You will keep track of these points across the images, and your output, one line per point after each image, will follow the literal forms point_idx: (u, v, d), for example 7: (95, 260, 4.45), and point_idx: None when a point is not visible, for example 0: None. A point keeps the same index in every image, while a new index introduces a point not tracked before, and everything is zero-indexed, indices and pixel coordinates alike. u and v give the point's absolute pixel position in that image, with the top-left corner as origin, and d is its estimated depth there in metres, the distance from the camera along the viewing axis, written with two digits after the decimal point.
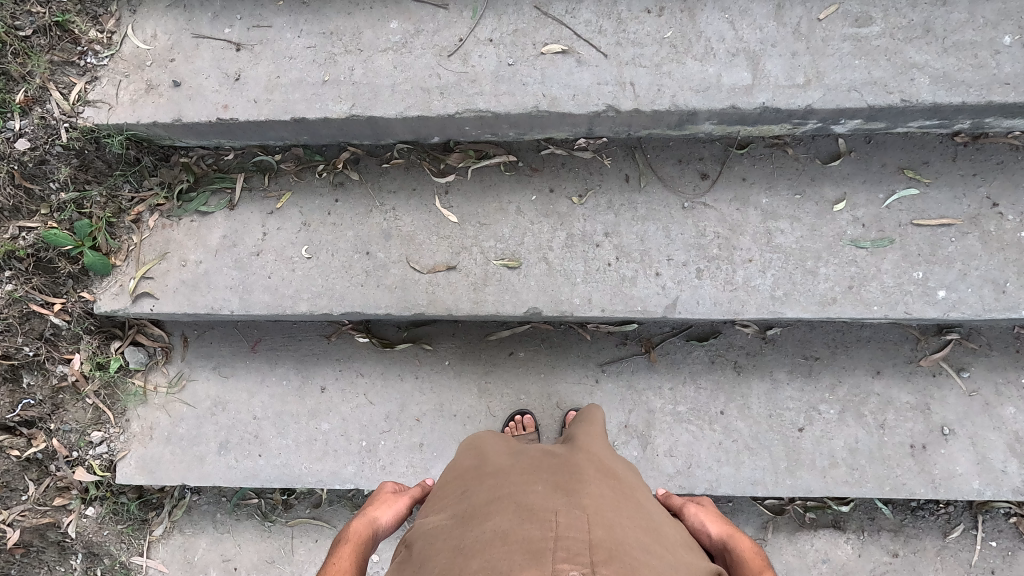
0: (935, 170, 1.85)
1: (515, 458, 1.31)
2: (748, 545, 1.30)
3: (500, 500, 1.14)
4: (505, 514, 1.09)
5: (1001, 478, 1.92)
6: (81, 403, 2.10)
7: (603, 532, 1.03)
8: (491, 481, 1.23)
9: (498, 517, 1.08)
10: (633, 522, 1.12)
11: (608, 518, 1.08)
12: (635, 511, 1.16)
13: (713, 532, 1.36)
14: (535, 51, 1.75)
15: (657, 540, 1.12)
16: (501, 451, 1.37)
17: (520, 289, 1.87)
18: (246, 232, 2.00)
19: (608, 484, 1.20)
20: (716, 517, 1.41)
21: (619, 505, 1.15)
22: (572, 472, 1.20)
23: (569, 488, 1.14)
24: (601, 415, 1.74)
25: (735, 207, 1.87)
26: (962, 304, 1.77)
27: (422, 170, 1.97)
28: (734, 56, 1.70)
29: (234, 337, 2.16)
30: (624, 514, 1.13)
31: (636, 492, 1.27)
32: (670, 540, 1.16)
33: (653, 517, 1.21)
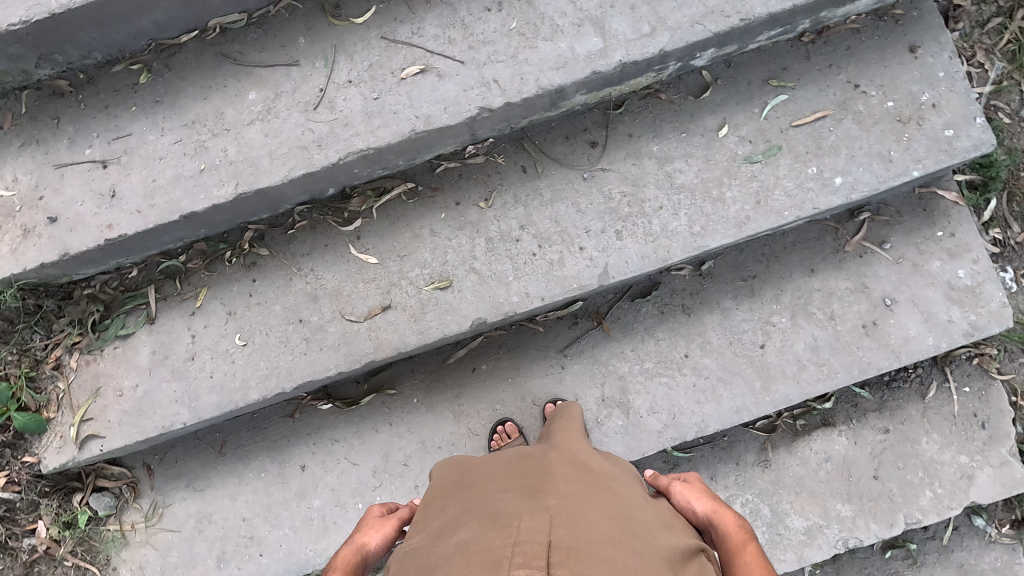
0: (795, 73, 1.95)
1: (488, 471, 1.31)
2: (732, 520, 1.30)
3: (466, 516, 1.13)
4: (470, 527, 1.08)
5: (950, 328, 2.03)
6: (61, 567, 2.02)
7: (564, 530, 1.02)
8: (464, 496, 1.22)
9: (462, 532, 1.07)
10: (601, 514, 1.10)
11: (573, 515, 1.07)
12: (605, 503, 1.15)
13: (698, 508, 1.36)
14: (396, 78, 1.77)
15: (628, 529, 1.10)
16: (477, 465, 1.37)
17: (459, 305, 1.89)
18: (174, 341, 1.93)
19: (578, 482, 1.19)
20: (700, 491, 1.41)
21: (588, 501, 1.13)
22: (538, 479, 1.19)
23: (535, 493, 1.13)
24: (578, 412, 1.81)
25: (631, 163, 1.93)
26: (859, 183, 1.88)
27: (328, 225, 1.96)
28: (580, 26, 1.76)
29: (199, 448, 2.09)
30: (592, 508, 1.11)
31: (611, 483, 1.25)
32: (645, 525, 1.14)
33: (630, 506, 1.19)
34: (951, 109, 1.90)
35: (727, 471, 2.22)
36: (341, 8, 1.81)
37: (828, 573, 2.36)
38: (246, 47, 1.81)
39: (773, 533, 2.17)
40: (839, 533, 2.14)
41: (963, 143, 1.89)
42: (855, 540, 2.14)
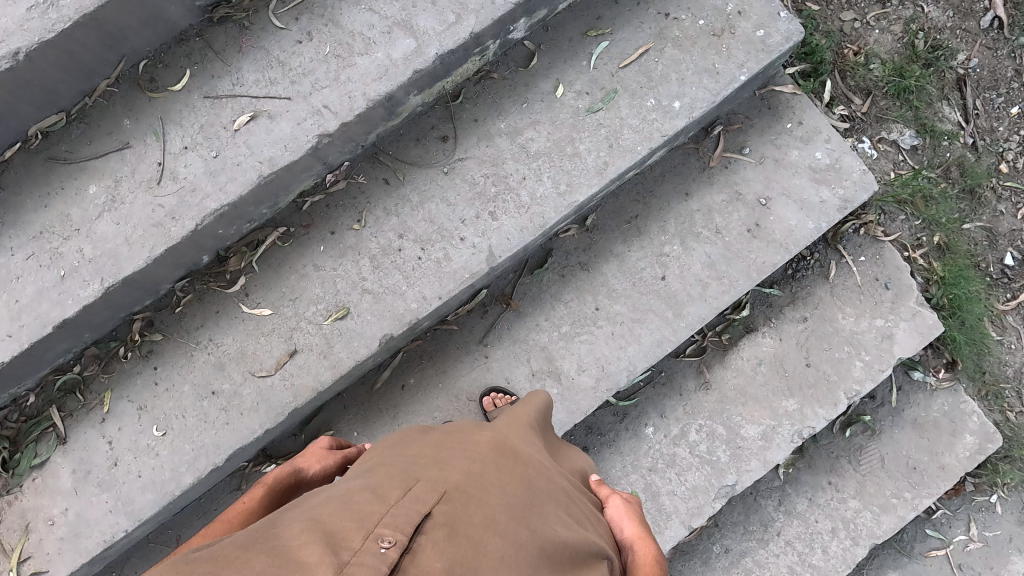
0: (609, 19, 2.04)
1: (423, 439, 1.37)
2: (647, 552, 1.37)
3: (372, 476, 1.18)
4: (373, 481, 1.13)
5: (824, 207, 2.15)
6: None
7: (448, 505, 1.05)
8: (388, 459, 1.28)
9: (359, 486, 1.12)
10: (499, 500, 1.12)
11: (466, 495, 1.10)
12: (512, 491, 1.18)
13: (627, 531, 1.43)
14: (230, 131, 1.79)
15: (524, 518, 1.12)
16: (415, 436, 1.42)
17: (362, 329, 1.90)
18: (93, 452, 1.89)
19: (493, 466, 1.22)
20: (632, 515, 1.47)
21: (492, 485, 1.16)
22: (453, 457, 1.23)
23: (439, 470, 1.16)
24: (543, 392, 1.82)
25: (485, 145, 1.98)
26: (696, 101, 1.98)
27: (213, 291, 1.94)
28: (390, 32, 1.81)
29: (155, 551, 2.04)
30: (492, 493, 1.14)
31: (532, 472, 1.28)
32: (544, 519, 1.15)
33: (540, 498, 1.21)
34: (756, 11, 2.02)
35: (674, 405, 2.28)
36: (157, 80, 1.81)
37: (802, 469, 2.43)
38: (73, 144, 1.79)
39: (734, 448, 2.22)
40: (792, 427, 2.22)
41: (776, 38, 2.01)
42: (808, 429, 2.22)
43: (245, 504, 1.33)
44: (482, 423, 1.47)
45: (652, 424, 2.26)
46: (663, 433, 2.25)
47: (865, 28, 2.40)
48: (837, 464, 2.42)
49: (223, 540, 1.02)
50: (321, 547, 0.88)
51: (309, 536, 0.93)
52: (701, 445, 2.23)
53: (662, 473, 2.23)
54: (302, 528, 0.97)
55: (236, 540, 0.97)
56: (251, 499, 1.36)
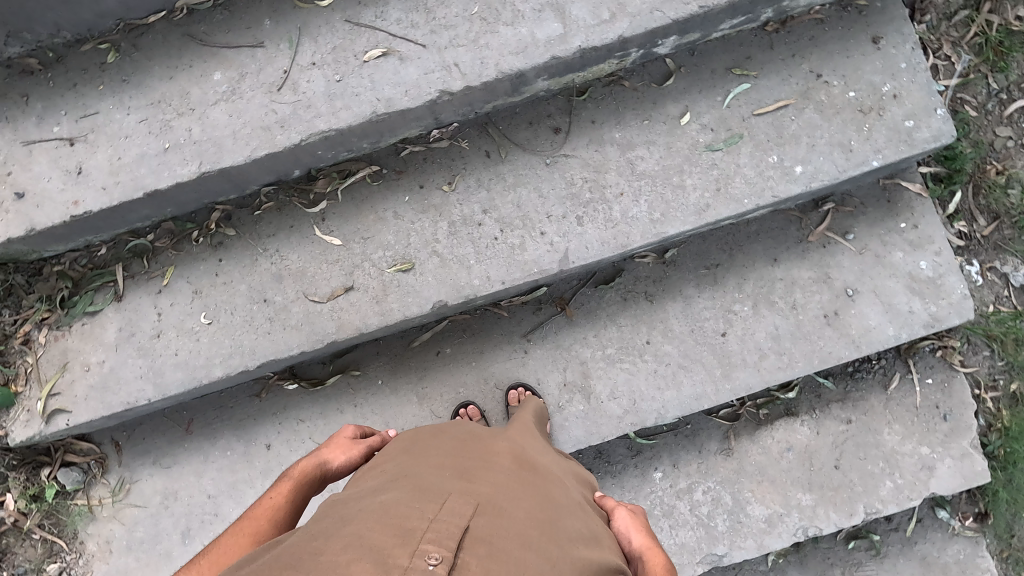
0: (758, 62, 1.97)
1: (439, 445, 1.35)
2: (658, 563, 1.35)
3: (398, 486, 1.15)
4: (401, 491, 1.11)
5: (910, 318, 2.04)
6: (28, 540, 2.07)
7: (481, 518, 1.03)
8: (408, 465, 1.26)
9: (388, 497, 1.09)
10: (528, 513, 1.11)
11: (497, 508, 1.08)
12: (536, 505, 1.16)
13: (635, 540, 1.40)
14: (359, 61, 1.80)
15: (551, 532, 1.11)
16: (428, 439, 1.40)
17: (420, 287, 1.91)
18: (141, 318, 1.97)
19: (516, 479, 1.21)
20: (640, 525, 1.44)
21: (519, 499, 1.15)
22: (477, 469, 1.21)
23: (466, 481, 1.14)
24: (538, 404, 1.85)
25: (594, 149, 1.95)
26: (819, 173, 1.90)
27: (294, 206, 1.98)
28: (541, 11, 1.78)
29: (166, 426, 2.13)
30: (520, 505, 1.13)
31: (551, 486, 1.27)
32: (569, 535, 1.13)
33: (563, 511, 1.20)
34: (912, 100, 1.92)
35: (689, 458, 2.23)
36: None
37: (791, 563, 2.37)
38: (212, 28, 1.83)
39: (734, 521, 2.17)
40: (799, 522, 2.15)
41: (923, 134, 1.90)
42: (815, 529, 2.15)
43: (274, 500, 1.36)
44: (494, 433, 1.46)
45: (661, 469, 2.23)
46: (670, 483, 2.22)
47: (1017, 149, 2.24)
48: (829, 571, 2.35)
49: (260, 561, 0.99)
50: (371, 566, 0.87)
51: (354, 554, 0.91)
52: (703, 506, 2.19)
53: (655, 520, 2.20)
54: (344, 543, 0.95)
55: (276, 559, 0.95)
56: (278, 495, 1.38)
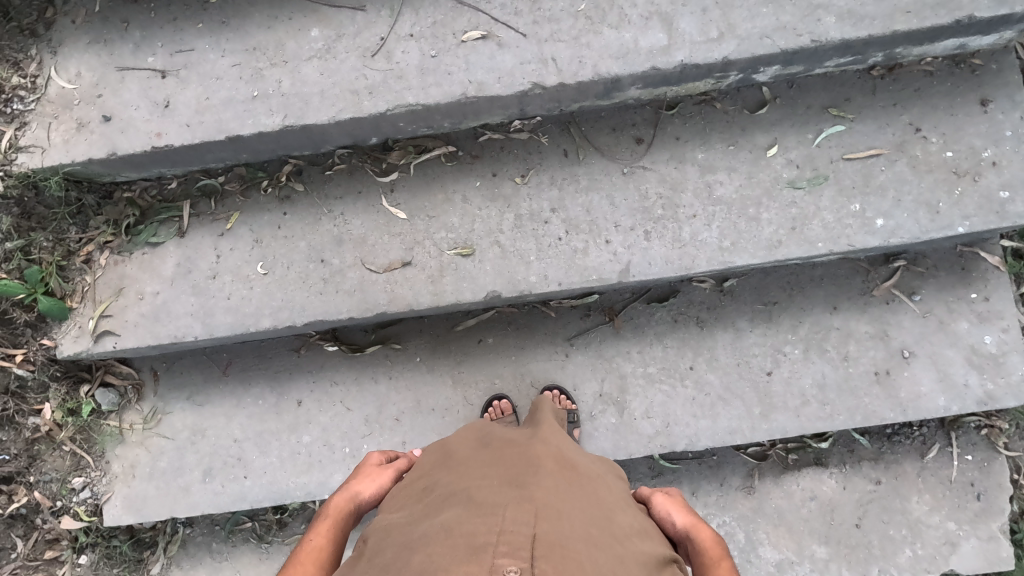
0: (857, 105, 1.91)
1: (477, 448, 1.33)
2: (709, 537, 1.26)
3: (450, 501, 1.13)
4: (455, 506, 1.10)
5: (963, 391, 1.99)
6: (59, 451, 2.13)
7: (545, 527, 1.03)
8: (452, 474, 1.24)
9: (447, 515, 1.08)
10: (582, 512, 1.12)
11: (556, 514, 1.07)
12: (587, 501, 1.17)
13: (678, 521, 1.31)
14: (456, 40, 1.78)
15: (606, 529, 1.11)
16: (463, 443, 1.38)
17: (477, 275, 1.91)
18: (200, 257, 2.00)
19: (562, 476, 1.21)
20: (679, 503, 1.35)
21: (571, 497, 1.15)
22: (525, 471, 1.19)
23: (518, 488, 1.13)
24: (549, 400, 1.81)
25: (673, 165, 1.91)
26: (900, 229, 1.84)
27: (365, 172, 1.98)
28: (648, 19, 1.74)
29: (205, 364, 2.18)
30: (573, 504, 1.13)
31: (594, 479, 1.27)
32: (623, 530, 1.15)
33: (611, 505, 1.21)
34: (1010, 171, 1.85)
35: (708, 489, 2.22)
36: None
37: None
38: None
39: (743, 559, 2.16)
40: (809, 572, 2.13)
41: (1016, 207, 1.83)
42: None
43: (316, 542, 1.28)
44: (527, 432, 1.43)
45: None
46: None
47: None
48: None
49: None
50: None
51: None
52: None
53: None
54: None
55: None
56: (319, 535, 1.30)
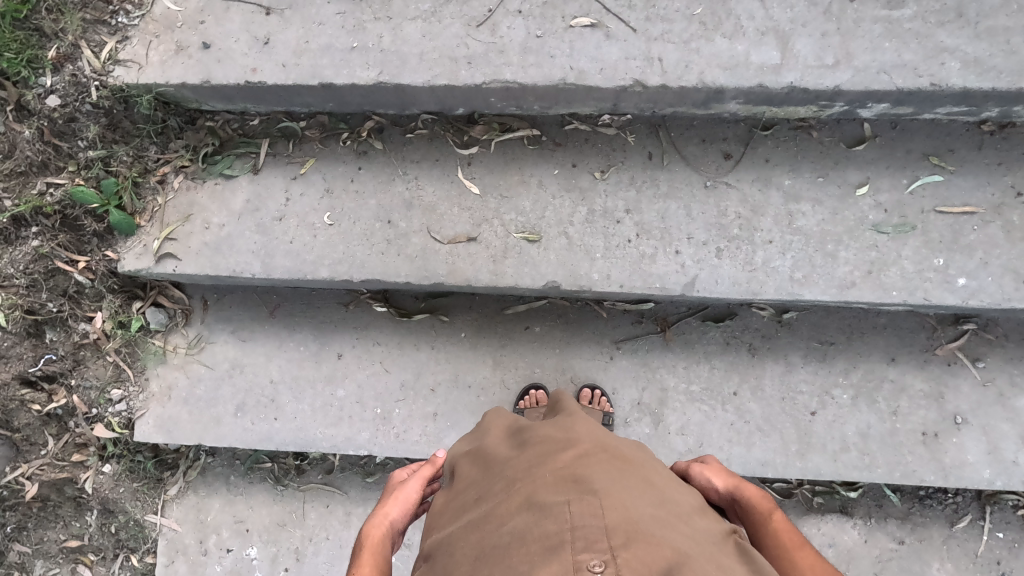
0: (960, 158, 1.84)
1: (519, 446, 1.27)
2: (754, 490, 1.24)
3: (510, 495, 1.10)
4: (517, 513, 1.05)
5: (1010, 468, 1.93)
6: (102, 360, 2.18)
7: (615, 509, 1.01)
8: (501, 477, 1.18)
9: (511, 514, 1.05)
10: (642, 493, 1.08)
11: (620, 493, 1.05)
12: (642, 480, 1.13)
13: (719, 484, 1.30)
14: (564, 24, 1.75)
15: (668, 507, 1.09)
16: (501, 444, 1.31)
17: (539, 262, 1.88)
18: (270, 197, 2.01)
19: (614, 458, 1.16)
20: (718, 467, 1.34)
21: (627, 479, 1.11)
22: (578, 454, 1.16)
23: (576, 473, 1.10)
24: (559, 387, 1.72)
25: (757, 187, 1.87)
26: (981, 292, 1.77)
27: (445, 141, 1.97)
28: (763, 35, 1.69)
29: (254, 302, 2.21)
30: (632, 486, 1.09)
31: (639, 456, 1.23)
32: (681, 505, 1.12)
33: (663, 482, 1.17)
34: None
35: None
36: None
37: None
38: None
39: None
40: None
41: None
42: None
43: None
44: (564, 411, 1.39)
45: None
46: None
47: None
48: None
49: None
50: None
51: None
52: None
53: None
54: None
55: None
56: None
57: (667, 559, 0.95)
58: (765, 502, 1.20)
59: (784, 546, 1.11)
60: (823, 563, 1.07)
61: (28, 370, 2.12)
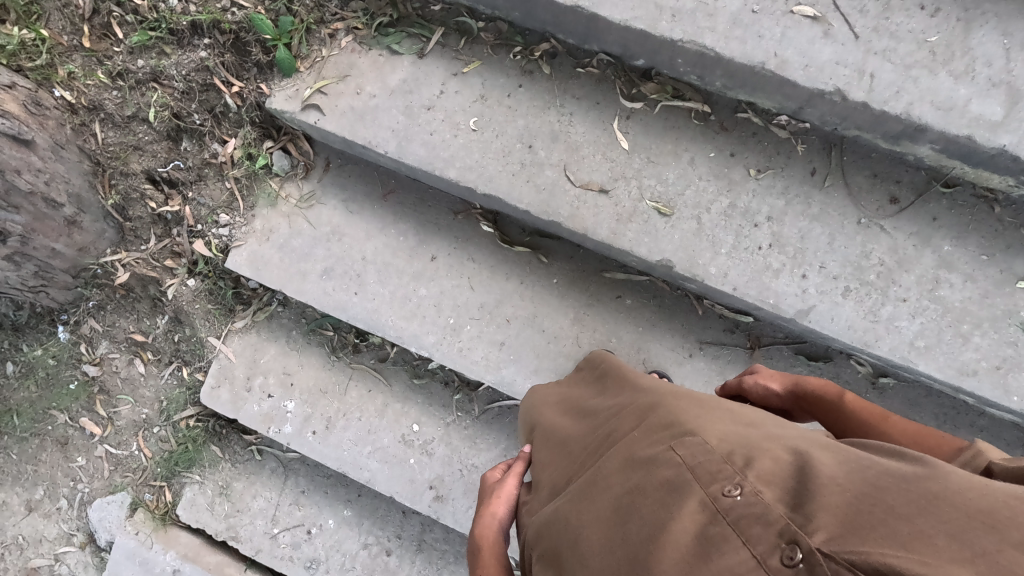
0: None
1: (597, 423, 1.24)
2: (815, 381, 1.42)
3: (610, 462, 1.04)
4: (622, 475, 0.99)
5: None
6: (221, 184, 2.28)
7: (725, 441, 0.94)
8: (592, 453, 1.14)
9: (619, 477, 0.99)
10: (738, 424, 1.04)
11: (724, 430, 0.98)
12: (730, 417, 1.08)
13: (780, 386, 1.46)
14: (786, 7, 1.65)
15: (764, 426, 1.04)
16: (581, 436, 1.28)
17: (662, 237, 1.84)
18: (425, 84, 2.01)
19: (697, 405, 1.13)
20: (772, 372, 1.51)
21: (716, 416, 1.06)
22: (668, 410, 1.10)
23: (670, 425, 1.04)
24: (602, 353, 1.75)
25: (912, 242, 1.76)
26: None
27: (613, 88, 1.93)
28: (993, 86, 1.56)
29: (372, 179, 2.27)
30: (725, 421, 1.04)
31: (715, 402, 1.19)
32: (776, 425, 1.07)
33: (749, 413, 1.13)
34: None
35: None
36: None
37: None
38: None
39: None
40: None
41: None
42: None
43: None
44: (634, 387, 1.36)
45: None
46: None
47: None
48: None
49: None
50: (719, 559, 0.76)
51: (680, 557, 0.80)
52: None
53: None
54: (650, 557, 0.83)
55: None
56: None
57: (797, 463, 0.86)
58: (830, 386, 1.38)
59: (865, 419, 1.27)
60: (908, 420, 1.23)
61: (156, 169, 2.24)
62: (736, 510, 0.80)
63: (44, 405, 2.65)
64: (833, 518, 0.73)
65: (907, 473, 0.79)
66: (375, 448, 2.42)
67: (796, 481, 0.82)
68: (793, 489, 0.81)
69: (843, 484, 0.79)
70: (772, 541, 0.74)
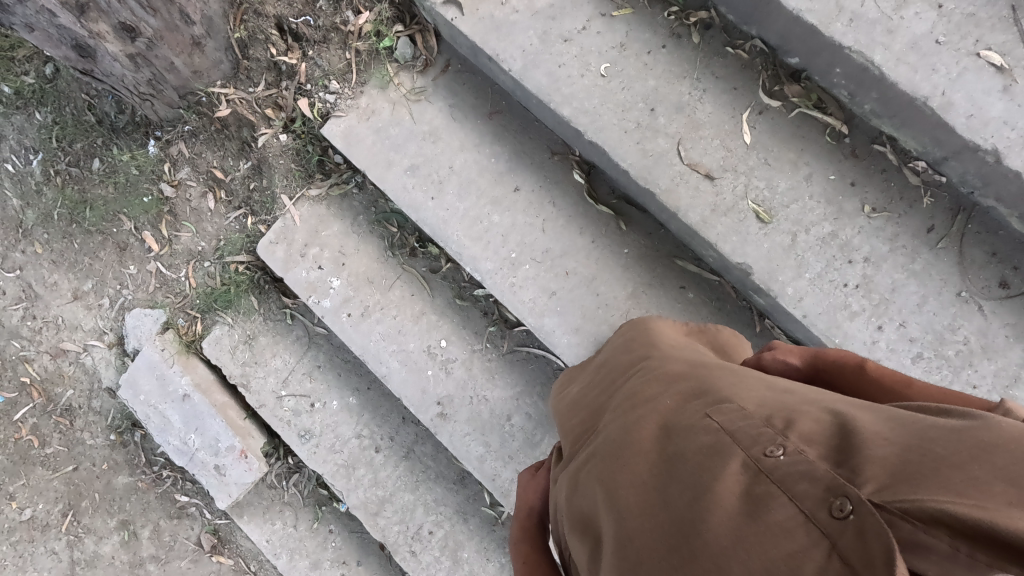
0: None
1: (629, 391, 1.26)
2: (834, 351, 1.27)
3: (647, 428, 1.06)
4: (661, 443, 1.01)
5: None
6: (342, 52, 2.32)
7: (762, 407, 0.95)
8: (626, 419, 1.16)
9: (658, 447, 1.01)
10: (772, 391, 1.04)
11: (761, 398, 0.99)
12: (763, 384, 1.08)
13: (798, 358, 1.32)
14: (973, 48, 1.54)
15: (797, 391, 1.03)
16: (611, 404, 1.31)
17: (751, 241, 1.78)
18: (570, 15, 1.96)
19: (728, 376, 1.14)
20: (790, 346, 1.36)
21: (749, 386, 1.07)
22: (703, 381, 1.12)
23: (706, 396, 1.05)
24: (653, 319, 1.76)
25: (1005, 332, 1.67)
26: None
27: (755, 78, 1.85)
28: None
29: (484, 95, 2.28)
30: (760, 390, 1.05)
31: (746, 371, 1.19)
32: (809, 391, 1.06)
33: (781, 381, 1.12)
34: None
35: None
36: None
37: None
38: None
39: None
40: None
41: None
42: None
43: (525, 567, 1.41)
44: (662, 354, 1.37)
45: None
46: None
47: None
48: None
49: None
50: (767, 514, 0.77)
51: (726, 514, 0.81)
52: None
53: None
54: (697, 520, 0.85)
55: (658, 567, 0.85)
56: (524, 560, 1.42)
57: (839, 421, 0.86)
58: (850, 356, 1.24)
59: (886, 386, 1.16)
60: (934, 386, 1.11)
61: (288, 18, 2.28)
62: (779, 468, 0.80)
63: (116, 208, 2.79)
64: (881, 469, 0.72)
65: (953, 426, 0.77)
66: (399, 349, 2.47)
67: (838, 439, 0.81)
68: (837, 445, 0.80)
69: (891, 437, 0.78)
70: (819, 496, 0.73)
